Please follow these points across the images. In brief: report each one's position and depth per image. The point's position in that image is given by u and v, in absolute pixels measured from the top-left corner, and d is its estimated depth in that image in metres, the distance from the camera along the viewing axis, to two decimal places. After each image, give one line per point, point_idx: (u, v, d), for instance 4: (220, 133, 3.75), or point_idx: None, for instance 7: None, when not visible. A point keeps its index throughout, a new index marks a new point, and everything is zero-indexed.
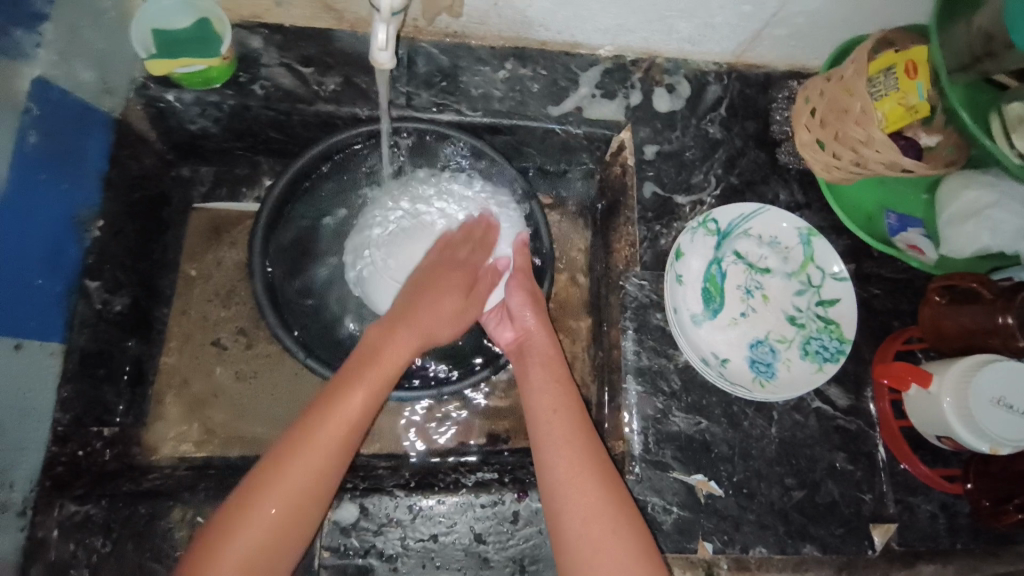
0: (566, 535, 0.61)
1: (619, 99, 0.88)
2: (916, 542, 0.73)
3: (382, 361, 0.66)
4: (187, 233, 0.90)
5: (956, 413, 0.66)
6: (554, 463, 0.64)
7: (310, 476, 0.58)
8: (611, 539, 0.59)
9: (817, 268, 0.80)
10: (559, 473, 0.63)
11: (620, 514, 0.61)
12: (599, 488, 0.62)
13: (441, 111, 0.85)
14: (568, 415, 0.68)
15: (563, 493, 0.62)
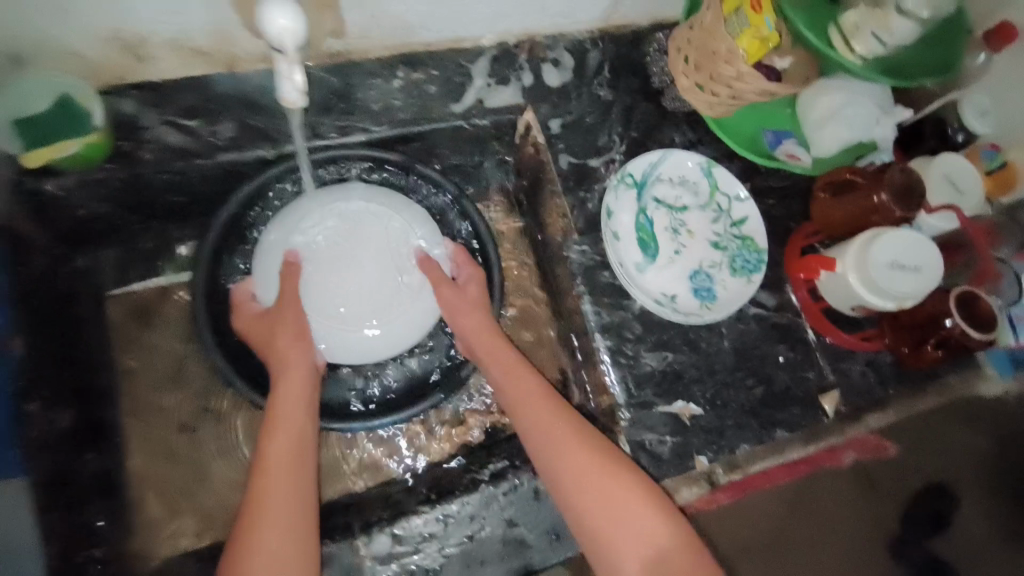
0: (568, 494, 0.67)
1: (512, 82, 0.92)
2: (858, 398, 0.87)
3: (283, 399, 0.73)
4: (111, 327, 0.84)
5: (861, 282, 0.78)
6: (538, 441, 0.71)
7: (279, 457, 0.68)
8: (613, 490, 0.66)
9: (723, 195, 0.90)
10: (545, 441, 0.70)
11: (613, 468, 0.68)
12: (588, 453, 0.69)
13: (347, 133, 0.86)
14: (538, 399, 0.74)
15: (558, 461, 0.69)
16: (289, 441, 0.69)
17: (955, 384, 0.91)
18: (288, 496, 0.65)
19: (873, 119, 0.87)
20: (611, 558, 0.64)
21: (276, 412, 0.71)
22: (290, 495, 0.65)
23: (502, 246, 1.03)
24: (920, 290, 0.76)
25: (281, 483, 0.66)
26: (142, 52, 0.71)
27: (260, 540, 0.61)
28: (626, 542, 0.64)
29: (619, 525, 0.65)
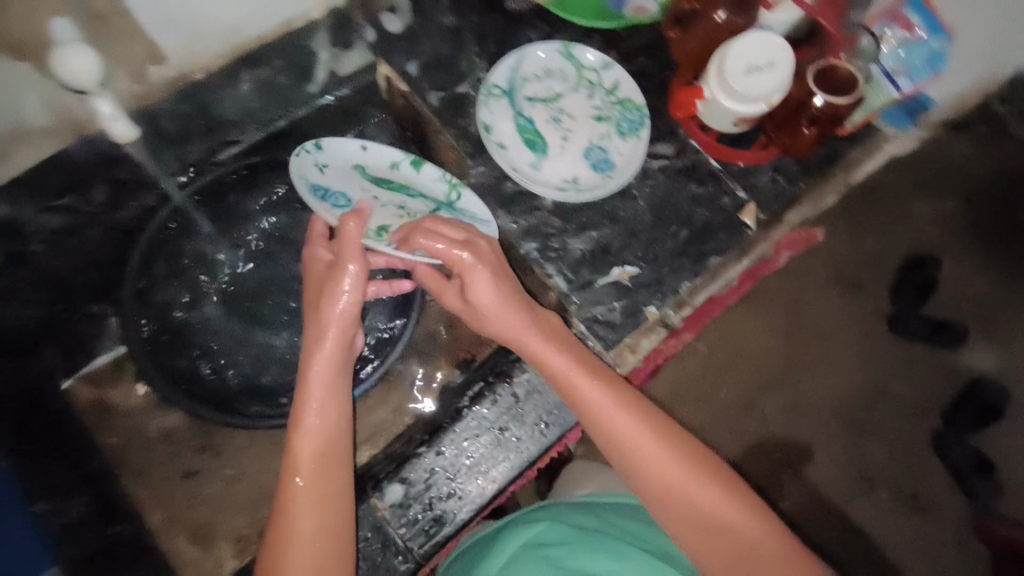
0: (655, 492, 0.66)
1: (358, 42, 0.92)
2: (773, 204, 0.92)
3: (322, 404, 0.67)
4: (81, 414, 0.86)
5: (730, 97, 0.80)
6: (622, 442, 0.68)
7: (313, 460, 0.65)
8: (719, 502, 0.64)
9: (590, 70, 0.93)
10: (632, 438, 0.68)
11: (701, 464, 0.67)
12: (671, 448, 0.67)
13: (222, 153, 0.91)
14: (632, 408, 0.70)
15: (641, 461, 0.67)
16: (327, 443, 0.66)
17: (860, 158, 0.96)
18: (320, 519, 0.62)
19: None
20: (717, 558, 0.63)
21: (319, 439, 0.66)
22: (323, 500, 0.63)
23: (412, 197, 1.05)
24: (783, 83, 0.77)
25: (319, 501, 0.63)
26: None
27: (291, 540, 0.61)
28: (720, 539, 0.63)
29: (715, 523, 0.64)
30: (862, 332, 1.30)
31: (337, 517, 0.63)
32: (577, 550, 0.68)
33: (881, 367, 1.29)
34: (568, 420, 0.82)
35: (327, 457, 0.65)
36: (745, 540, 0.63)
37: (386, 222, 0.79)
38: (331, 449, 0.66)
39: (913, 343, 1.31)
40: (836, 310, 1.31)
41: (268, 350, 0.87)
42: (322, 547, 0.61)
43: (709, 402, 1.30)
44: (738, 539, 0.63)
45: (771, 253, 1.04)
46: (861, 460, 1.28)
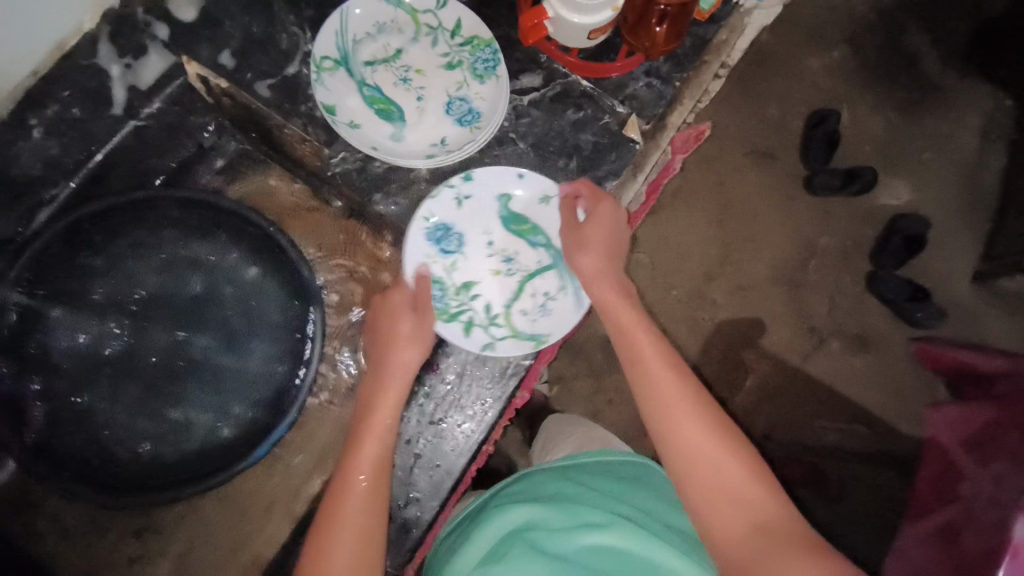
0: (680, 459, 0.60)
1: (153, 45, 0.79)
2: (654, 108, 0.87)
3: (380, 416, 0.68)
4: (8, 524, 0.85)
5: (572, 11, 0.73)
6: (659, 403, 0.63)
7: (366, 475, 0.64)
8: (738, 476, 0.59)
9: (425, 14, 0.83)
10: (673, 401, 0.62)
11: (729, 436, 0.61)
12: (704, 413, 0.62)
13: (36, 216, 0.79)
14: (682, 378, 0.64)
15: (674, 423, 0.61)
16: (377, 458, 0.65)
17: (726, 39, 0.92)
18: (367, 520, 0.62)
19: None
20: (719, 521, 0.58)
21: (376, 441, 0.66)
22: (369, 522, 0.62)
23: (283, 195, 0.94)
24: None
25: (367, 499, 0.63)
26: None
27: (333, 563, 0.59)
28: (733, 512, 0.58)
29: (732, 496, 0.58)
30: (774, 202, 1.37)
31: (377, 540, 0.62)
32: (556, 531, 0.64)
33: (802, 229, 1.37)
34: (504, 392, 0.81)
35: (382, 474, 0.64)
36: (757, 515, 0.57)
37: (475, 276, 0.80)
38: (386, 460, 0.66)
39: (830, 196, 1.37)
40: (752, 183, 1.38)
41: (172, 415, 0.79)
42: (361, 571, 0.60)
43: (653, 313, 1.34)
44: (750, 510, 0.58)
45: (667, 156, 1.00)
46: (801, 325, 1.34)
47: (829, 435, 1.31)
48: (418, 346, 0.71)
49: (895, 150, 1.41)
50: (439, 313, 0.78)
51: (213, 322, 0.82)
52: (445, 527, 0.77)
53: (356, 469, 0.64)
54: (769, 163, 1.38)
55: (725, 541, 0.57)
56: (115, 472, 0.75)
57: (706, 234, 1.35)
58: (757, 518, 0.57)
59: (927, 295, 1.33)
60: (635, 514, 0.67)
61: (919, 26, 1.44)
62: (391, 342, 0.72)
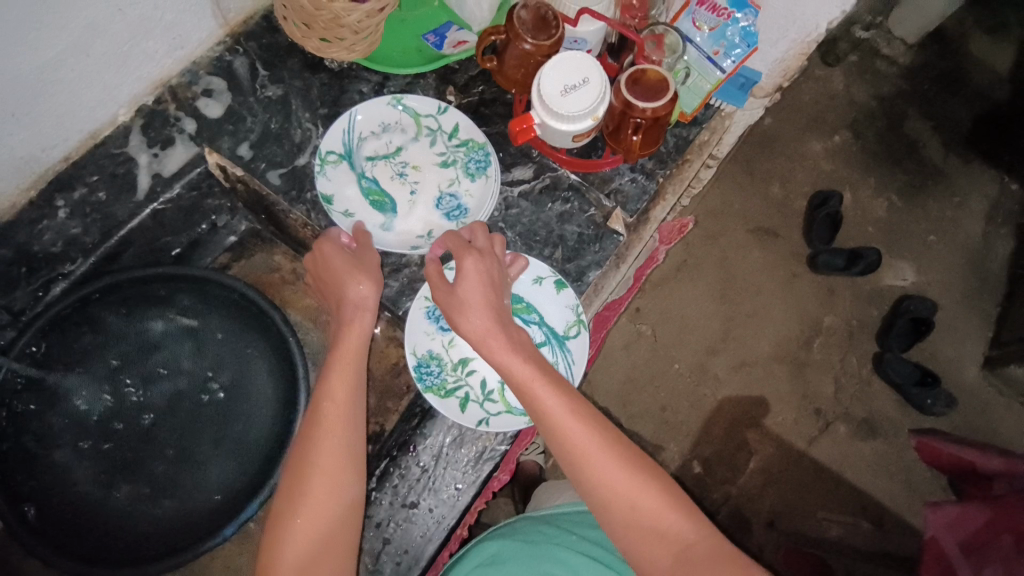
0: (600, 500, 0.61)
1: (179, 138, 0.87)
2: (638, 203, 0.91)
3: (345, 349, 0.72)
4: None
5: (556, 118, 0.79)
6: (566, 451, 0.63)
7: (334, 408, 0.67)
8: (664, 517, 0.59)
9: (428, 117, 0.89)
10: (582, 446, 0.62)
11: (638, 468, 0.62)
12: (613, 452, 0.62)
13: (49, 288, 0.86)
14: (594, 427, 0.64)
15: (590, 469, 0.61)
16: (344, 395, 0.68)
17: (708, 139, 0.99)
18: (329, 495, 0.62)
19: None
20: (648, 561, 0.59)
21: (331, 419, 0.66)
22: (344, 454, 0.64)
23: (286, 268, 0.99)
24: (602, 96, 0.77)
25: (336, 457, 0.64)
26: None
27: (309, 497, 0.62)
28: (658, 546, 0.58)
29: (653, 529, 0.59)
30: (778, 281, 1.37)
31: (354, 471, 0.65)
32: (513, 562, 0.70)
33: (805, 309, 1.36)
34: (477, 477, 0.81)
35: (350, 406, 0.67)
36: (679, 543, 0.58)
37: (471, 353, 0.84)
38: (354, 392, 0.69)
39: (831, 277, 1.37)
40: (754, 262, 1.38)
41: (153, 486, 0.81)
42: (338, 504, 0.62)
43: (655, 387, 1.31)
44: (679, 548, 0.58)
45: (654, 247, 1.08)
46: (805, 408, 1.31)
47: (832, 527, 1.25)
48: (370, 277, 0.76)
49: (896, 234, 1.42)
50: (437, 388, 0.82)
51: (200, 391, 0.85)
52: None
53: (323, 406, 0.67)
54: (772, 242, 1.39)
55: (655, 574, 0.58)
56: (81, 536, 0.76)
57: (711, 308, 1.34)
58: (681, 546, 0.58)
59: (936, 380, 1.30)
60: (600, 553, 0.70)
61: (919, 113, 1.47)
62: (345, 279, 0.76)
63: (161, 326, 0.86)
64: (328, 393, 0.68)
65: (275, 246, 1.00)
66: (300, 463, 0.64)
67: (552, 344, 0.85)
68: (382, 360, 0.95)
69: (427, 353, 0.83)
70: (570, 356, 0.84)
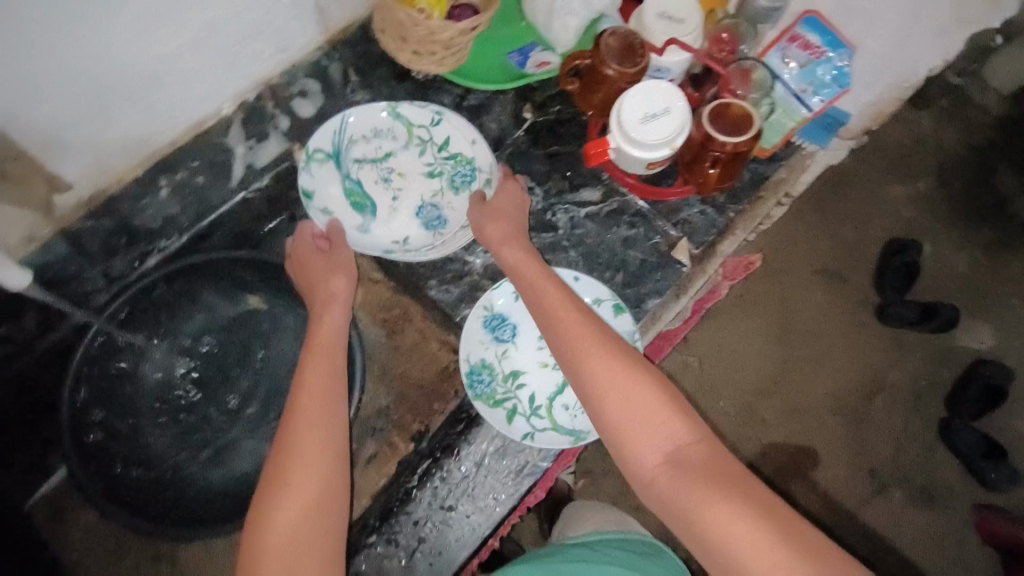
0: (593, 391, 0.62)
1: (273, 133, 0.96)
2: (707, 236, 0.91)
3: (324, 337, 0.73)
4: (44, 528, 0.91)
5: (631, 144, 0.79)
6: (568, 346, 0.66)
7: (314, 392, 0.67)
8: (658, 411, 0.59)
9: (420, 127, 0.93)
10: (579, 336, 0.65)
11: (638, 366, 0.63)
12: (613, 349, 0.64)
13: (146, 259, 0.95)
14: (596, 329, 0.66)
15: (586, 361, 0.63)
16: (325, 381, 0.69)
17: (784, 178, 0.96)
18: (312, 483, 0.60)
19: None
20: (635, 449, 0.59)
21: (308, 406, 0.66)
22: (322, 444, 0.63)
23: None
24: (680, 127, 0.77)
25: (316, 447, 0.62)
26: None
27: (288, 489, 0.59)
28: (653, 435, 0.59)
29: (643, 417, 0.59)
30: (842, 328, 1.31)
31: (335, 464, 0.62)
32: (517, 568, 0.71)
33: (869, 360, 1.29)
34: (517, 489, 0.81)
35: (331, 391, 0.67)
36: (672, 440, 0.58)
37: (523, 366, 0.86)
38: (335, 381, 0.69)
39: (902, 331, 1.30)
40: (819, 306, 1.31)
41: (213, 456, 0.86)
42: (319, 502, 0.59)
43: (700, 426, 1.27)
44: (669, 441, 0.58)
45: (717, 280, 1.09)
46: (858, 466, 1.23)
47: None
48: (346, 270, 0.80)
49: (981, 293, 1.32)
50: (486, 398, 0.83)
51: (271, 374, 0.90)
52: None
53: (305, 387, 0.67)
54: (839, 286, 1.32)
55: (644, 471, 0.58)
56: (148, 493, 0.83)
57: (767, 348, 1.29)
58: (673, 447, 0.58)
59: (1005, 455, 1.21)
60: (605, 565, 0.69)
61: (1014, 167, 1.38)
62: (321, 275, 0.80)
63: (240, 305, 0.91)
64: (311, 377, 0.68)
65: None
66: (281, 451, 0.62)
67: None
68: None
69: (480, 361, 0.85)
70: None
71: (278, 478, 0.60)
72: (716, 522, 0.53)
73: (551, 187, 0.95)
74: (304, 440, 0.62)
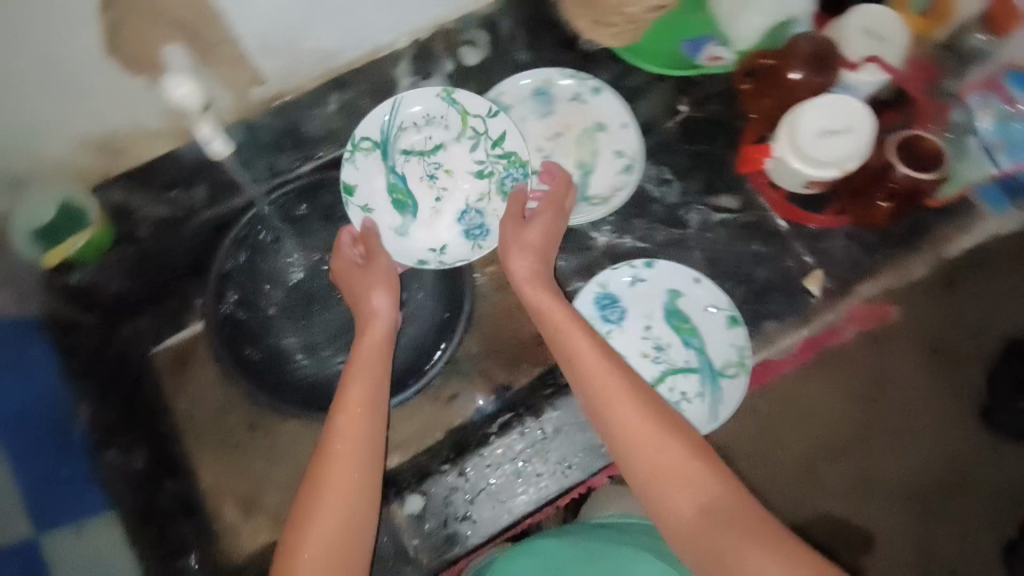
0: (621, 441, 0.62)
1: (437, 75, 0.99)
2: (842, 273, 0.91)
3: (367, 353, 0.76)
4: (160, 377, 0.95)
5: (801, 158, 0.78)
6: (596, 399, 0.66)
7: (355, 403, 0.71)
8: (689, 465, 0.58)
9: (475, 117, 0.92)
10: (606, 386, 0.65)
11: (663, 415, 0.63)
12: (639, 401, 0.64)
13: (303, 162, 0.99)
14: (623, 383, 0.65)
15: (612, 412, 0.64)
16: (365, 400, 0.71)
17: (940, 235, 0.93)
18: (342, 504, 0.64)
19: None
20: (667, 502, 0.58)
21: (345, 420, 0.69)
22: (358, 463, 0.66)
23: None
24: (859, 150, 0.76)
25: (347, 467, 0.66)
26: (112, 147, 0.85)
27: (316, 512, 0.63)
28: (683, 489, 0.57)
29: (675, 468, 0.58)
30: None
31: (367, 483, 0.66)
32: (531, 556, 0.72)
33: None
34: (589, 463, 0.86)
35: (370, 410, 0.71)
36: (705, 493, 0.56)
37: (623, 350, 0.90)
38: (373, 399, 0.72)
39: None
40: None
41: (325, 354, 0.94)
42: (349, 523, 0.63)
43: None
44: (702, 495, 0.56)
45: None
46: None
47: None
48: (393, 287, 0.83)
49: None
50: None
51: None
52: (500, 546, 0.83)
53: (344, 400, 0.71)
54: None
55: (676, 522, 0.57)
56: (259, 369, 0.92)
57: None
58: (707, 499, 0.56)
59: None
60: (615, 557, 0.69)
61: None
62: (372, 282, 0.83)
63: None
64: (353, 393, 0.72)
65: None
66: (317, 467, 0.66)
67: (704, 374, 0.88)
68: None
69: None
70: (718, 395, 0.87)
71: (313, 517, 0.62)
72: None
73: (691, 184, 0.95)
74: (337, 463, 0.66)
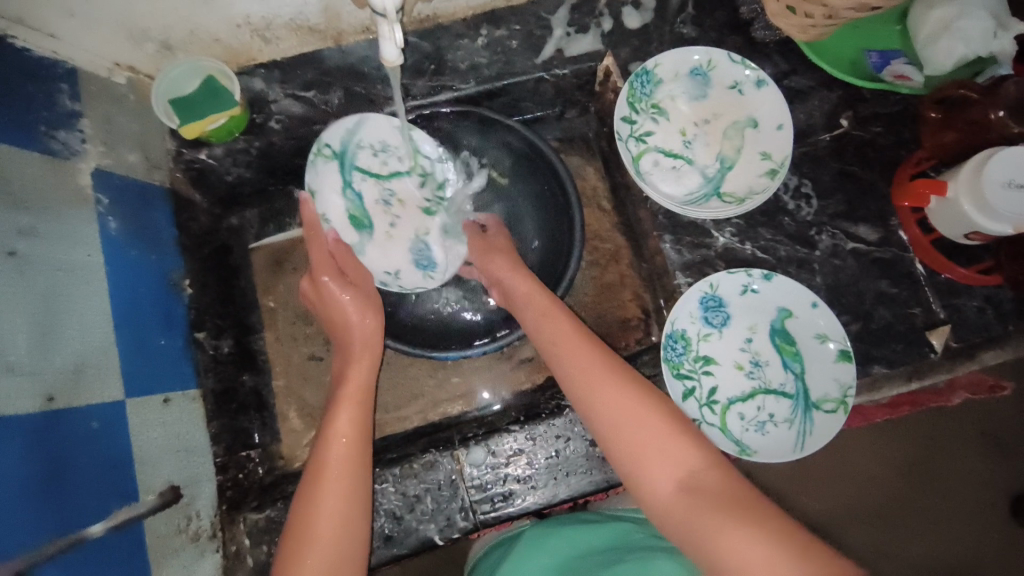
0: (598, 421, 0.63)
1: (592, 30, 0.93)
2: (972, 336, 0.85)
3: (353, 381, 0.75)
4: (255, 272, 1.03)
5: (978, 208, 0.76)
6: (576, 381, 0.67)
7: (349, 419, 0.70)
8: (665, 444, 0.58)
9: (425, 158, 0.95)
10: (584, 366, 0.67)
11: (643, 391, 0.63)
12: (618, 383, 0.64)
13: (438, 93, 0.95)
14: (604, 369, 0.66)
15: (591, 394, 0.64)
16: (353, 426, 0.70)
17: None
18: (337, 518, 0.63)
19: (989, 33, 0.80)
20: (647, 481, 0.58)
21: (336, 433, 0.68)
22: (353, 478, 0.65)
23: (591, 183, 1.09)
24: None
25: (341, 483, 0.65)
26: (267, 35, 0.86)
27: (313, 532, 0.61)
28: (660, 468, 0.58)
29: (652, 447, 0.59)
30: None
31: (360, 501, 0.65)
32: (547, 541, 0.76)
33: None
34: None
35: (358, 431, 0.69)
36: (686, 470, 0.57)
37: (719, 358, 0.87)
38: (362, 421, 0.71)
39: None
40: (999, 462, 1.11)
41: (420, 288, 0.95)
42: (342, 536, 0.62)
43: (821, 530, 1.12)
44: (682, 476, 0.57)
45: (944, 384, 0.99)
46: None
47: None
48: (369, 308, 0.82)
49: None
50: (674, 366, 0.86)
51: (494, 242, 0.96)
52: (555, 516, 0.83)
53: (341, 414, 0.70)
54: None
55: (656, 498, 0.57)
56: None
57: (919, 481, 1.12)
58: (685, 476, 0.56)
59: None
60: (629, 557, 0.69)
61: None
62: (329, 298, 0.83)
63: (485, 178, 1.00)
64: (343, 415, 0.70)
65: (593, 159, 1.10)
66: (311, 484, 0.65)
67: (797, 403, 0.84)
68: (620, 309, 1.04)
69: (682, 331, 0.87)
70: (808, 425, 0.83)
71: (323, 475, 0.65)
72: (732, 552, 0.50)
73: (831, 206, 0.89)
74: (331, 482, 0.64)
